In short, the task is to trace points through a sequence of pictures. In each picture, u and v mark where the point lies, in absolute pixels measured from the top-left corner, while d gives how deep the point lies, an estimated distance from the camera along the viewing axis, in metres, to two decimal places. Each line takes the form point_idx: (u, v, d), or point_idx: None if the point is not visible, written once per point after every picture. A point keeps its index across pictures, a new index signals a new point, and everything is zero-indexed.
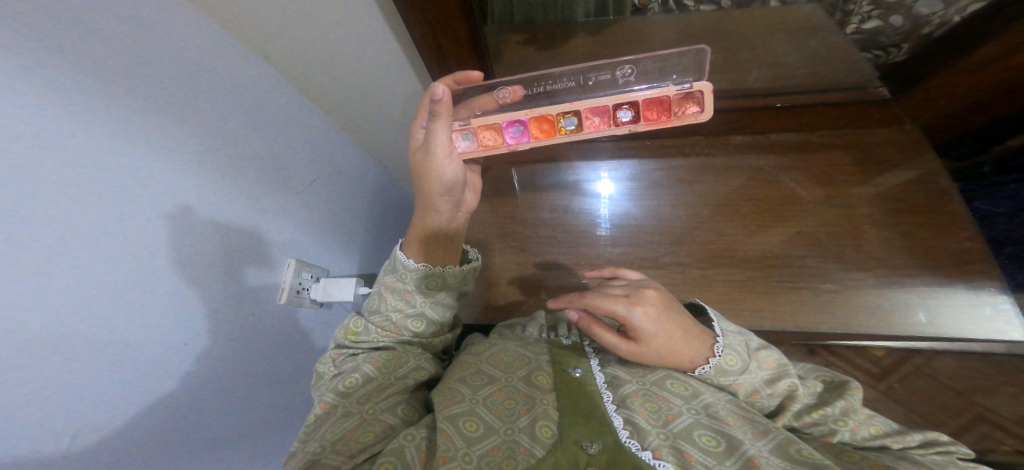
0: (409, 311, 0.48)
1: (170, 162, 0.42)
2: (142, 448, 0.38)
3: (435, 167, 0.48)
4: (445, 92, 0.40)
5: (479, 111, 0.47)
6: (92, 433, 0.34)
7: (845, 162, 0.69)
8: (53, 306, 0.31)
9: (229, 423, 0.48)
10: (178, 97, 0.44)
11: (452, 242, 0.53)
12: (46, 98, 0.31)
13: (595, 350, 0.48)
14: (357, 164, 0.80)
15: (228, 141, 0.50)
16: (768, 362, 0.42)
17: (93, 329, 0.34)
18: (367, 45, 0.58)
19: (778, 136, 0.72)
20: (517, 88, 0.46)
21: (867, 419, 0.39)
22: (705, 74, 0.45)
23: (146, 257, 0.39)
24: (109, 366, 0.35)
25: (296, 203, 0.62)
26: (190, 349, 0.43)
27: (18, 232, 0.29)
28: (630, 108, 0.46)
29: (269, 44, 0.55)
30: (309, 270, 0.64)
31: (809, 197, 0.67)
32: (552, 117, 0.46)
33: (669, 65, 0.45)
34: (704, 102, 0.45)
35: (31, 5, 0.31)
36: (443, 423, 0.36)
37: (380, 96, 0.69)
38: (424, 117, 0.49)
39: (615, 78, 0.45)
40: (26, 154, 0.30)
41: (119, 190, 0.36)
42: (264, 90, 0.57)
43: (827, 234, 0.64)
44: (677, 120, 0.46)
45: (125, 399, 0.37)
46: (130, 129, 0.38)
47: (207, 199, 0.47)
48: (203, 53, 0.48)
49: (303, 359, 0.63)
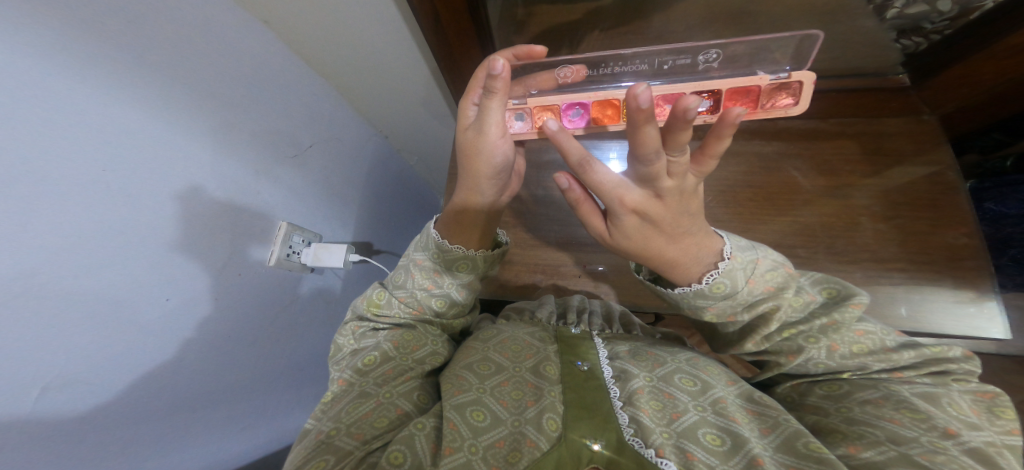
0: (435, 291, 0.48)
1: (172, 134, 0.40)
2: (135, 422, 0.39)
3: (486, 151, 0.41)
4: (505, 66, 0.33)
5: (535, 90, 0.44)
6: (81, 408, 0.34)
7: (850, 151, 0.66)
8: (19, 293, 0.29)
9: (222, 395, 0.48)
10: (180, 63, 0.41)
11: (491, 226, 0.48)
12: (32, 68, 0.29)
13: (603, 340, 0.49)
14: (357, 133, 0.76)
15: (221, 114, 0.46)
16: (764, 286, 0.37)
17: (87, 308, 0.34)
18: (372, 15, 0.53)
19: (787, 122, 0.69)
20: (581, 68, 0.42)
21: (856, 336, 0.37)
22: (807, 62, 0.39)
23: (125, 234, 0.36)
24: (103, 342, 0.35)
25: (295, 176, 0.60)
26: (190, 328, 0.43)
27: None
28: (708, 97, 0.41)
29: (271, 9, 0.50)
30: (300, 234, 0.60)
31: (809, 187, 0.65)
32: (618, 103, 0.42)
33: (763, 50, 0.39)
34: (800, 94, 0.40)
35: None
36: (450, 412, 0.36)
37: (379, 67, 0.64)
38: (475, 93, 0.43)
39: (696, 63, 0.41)
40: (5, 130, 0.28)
41: (86, 156, 0.33)
42: (263, 58, 0.53)
43: (822, 226, 0.62)
44: (763, 112, 0.42)
45: (119, 374, 0.37)
46: (124, 95, 0.36)
47: (214, 176, 0.45)
48: (202, 13, 0.44)
49: (302, 330, 0.63)
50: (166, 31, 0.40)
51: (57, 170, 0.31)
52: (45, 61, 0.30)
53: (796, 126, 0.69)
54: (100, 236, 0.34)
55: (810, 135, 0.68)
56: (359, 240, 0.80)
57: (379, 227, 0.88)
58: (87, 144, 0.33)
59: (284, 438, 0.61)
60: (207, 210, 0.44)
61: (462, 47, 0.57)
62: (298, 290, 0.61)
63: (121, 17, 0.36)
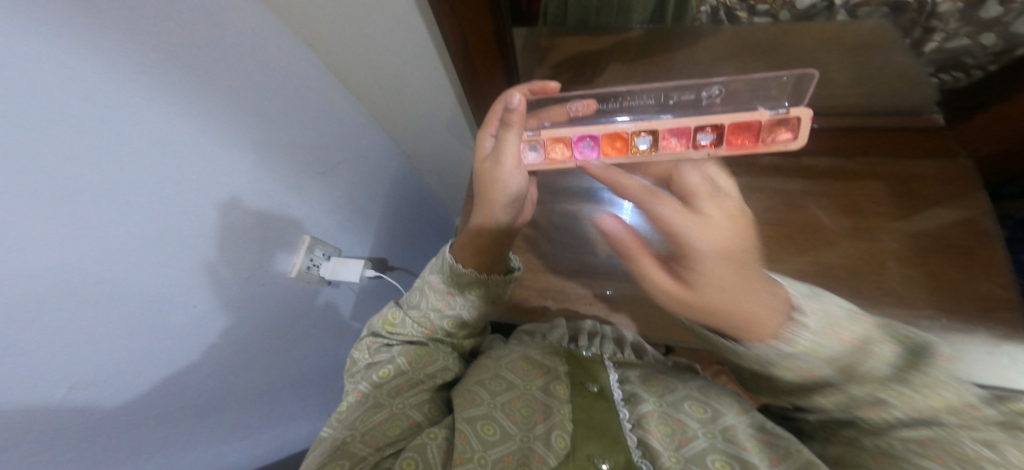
0: (447, 312, 0.50)
1: (215, 142, 0.44)
2: (150, 410, 0.41)
3: (502, 179, 0.46)
4: (520, 100, 0.40)
5: (548, 122, 0.46)
6: (114, 387, 0.37)
7: (878, 192, 0.63)
8: (78, 284, 0.33)
9: (230, 397, 0.51)
10: (231, 82, 0.45)
11: (500, 251, 0.51)
12: (116, 83, 0.33)
13: (614, 365, 0.48)
14: (381, 151, 0.80)
15: (263, 131, 0.51)
16: (840, 337, 0.31)
17: (130, 298, 0.37)
18: (405, 40, 0.56)
19: (811, 160, 0.67)
20: (591, 102, 0.45)
21: (956, 395, 0.30)
22: (803, 99, 0.42)
23: (169, 236, 0.40)
24: (140, 330, 0.38)
25: (320, 192, 0.64)
26: (218, 323, 0.47)
27: (74, 204, 0.31)
28: (711, 131, 0.43)
29: (316, 32, 0.55)
30: (321, 248, 0.64)
31: (831, 226, 0.63)
32: (626, 135, 0.44)
33: (762, 88, 0.42)
34: (798, 130, 0.42)
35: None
36: (462, 424, 0.38)
37: (409, 90, 0.68)
38: (493, 125, 0.49)
39: (700, 99, 0.43)
40: (90, 140, 0.32)
41: (152, 165, 0.37)
42: (302, 76, 0.57)
43: (846, 266, 0.60)
44: (764, 146, 0.44)
45: (153, 359, 0.40)
46: (187, 109, 0.40)
47: (246, 187, 0.49)
48: (255, 38, 0.48)
49: (310, 339, 0.65)
50: (229, 55, 0.44)
51: (130, 178, 0.35)
52: (126, 80, 0.34)
53: (822, 164, 0.67)
54: (149, 239, 0.38)
55: (835, 173, 0.66)
56: (375, 255, 0.83)
57: (394, 242, 0.91)
58: (154, 156, 0.37)
59: (286, 445, 0.63)
60: (238, 219, 0.48)
61: (486, 72, 0.59)
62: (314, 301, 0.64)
63: (197, 41, 0.40)
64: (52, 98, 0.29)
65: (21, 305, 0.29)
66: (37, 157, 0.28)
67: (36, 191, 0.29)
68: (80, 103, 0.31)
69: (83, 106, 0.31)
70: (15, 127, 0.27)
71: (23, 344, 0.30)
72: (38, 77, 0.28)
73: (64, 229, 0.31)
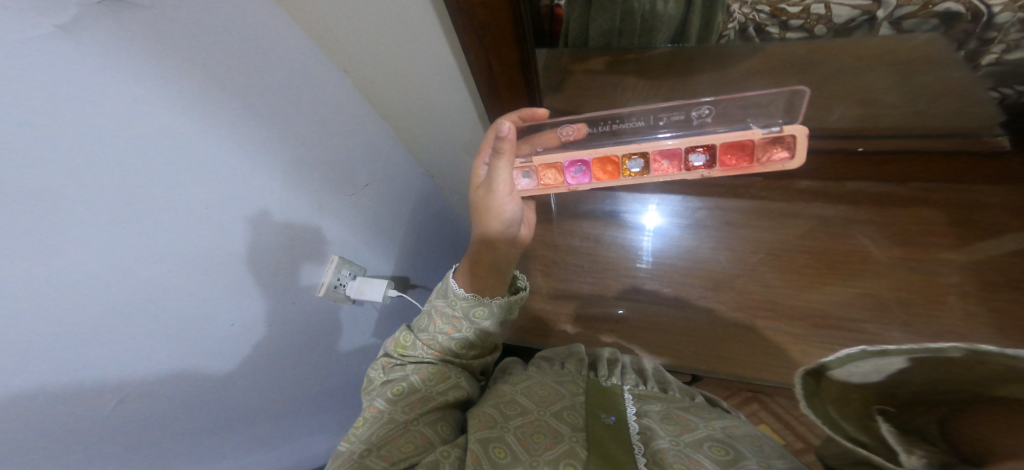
0: (454, 335, 0.51)
1: (256, 165, 0.48)
2: (180, 411, 0.43)
3: (495, 204, 0.50)
4: (510, 129, 0.41)
5: (541, 148, 0.49)
6: (158, 386, 0.40)
7: (935, 220, 0.58)
8: (128, 292, 0.36)
9: (251, 407, 0.53)
10: (272, 107, 0.49)
11: (502, 272, 0.54)
12: (175, 106, 0.37)
13: (634, 398, 0.47)
14: (407, 171, 0.83)
15: (299, 157, 0.54)
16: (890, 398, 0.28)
17: (171, 307, 0.40)
18: (432, 66, 0.59)
19: (855, 185, 0.64)
20: (581, 127, 0.48)
21: None
22: (798, 117, 0.43)
23: (210, 249, 0.43)
24: (180, 336, 0.41)
25: (348, 212, 0.67)
26: (251, 333, 0.51)
27: (133, 218, 0.35)
28: (703, 152, 0.44)
29: (350, 60, 0.58)
30: (348, 268, 0.68)
31: (880, 256, 0.58)
32: (617, 159, 0.46)
33: (753, 106, 0.43)
34: (794, 148, 0.42)
35: (178, 31, 0.37)
36: (475, 445, 0.39)
37: (434, 113, 0.70)
38: (486, 153, 0.52)
39: (690, 119, 0.46)
40: (145, 158, 0.35)
41: (195, 186, 0.40)
42: (335, 101, 0.60)
43: (897, 300, 0.55)
44: (761, 166, 0.44)
45: (193, 362, 0.43)
46: (232, 131, 0.44)
47: (278, 205, 0.52)
48: (296, 70, 0.52)
49: (332, 354, 0.68)
50: (268, 83, 0.48)
51: (176, 200, 0.38)
52: (182, 104, 0.38)
53: (867, 189, 0.63)
54: (191, 255, 0.41)
55: (883, 199, 0.62)
56: (398, 273, 0.86)
57: (417, 260, 0.94)
58: (199, 177, 0.40)
59: (301, 459, 0.66)
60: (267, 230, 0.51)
61: (508, 95, 0.61)
62: (336, 316, 0.67)
63: (241, 74, 0.44)
64: (118, 117, 0.32)
65: (74, 307, 0.32)
66: (102, 175, 0.32)
67: (99, 204, 0.32)
68: (139, 127, 0.34)
69: (143, 129, 0.34)
70: (90, 144, 0.31)
71: (80, 343, 0.33)
72: (106, 104, 0.32)
73: (125, 239, 0.35)
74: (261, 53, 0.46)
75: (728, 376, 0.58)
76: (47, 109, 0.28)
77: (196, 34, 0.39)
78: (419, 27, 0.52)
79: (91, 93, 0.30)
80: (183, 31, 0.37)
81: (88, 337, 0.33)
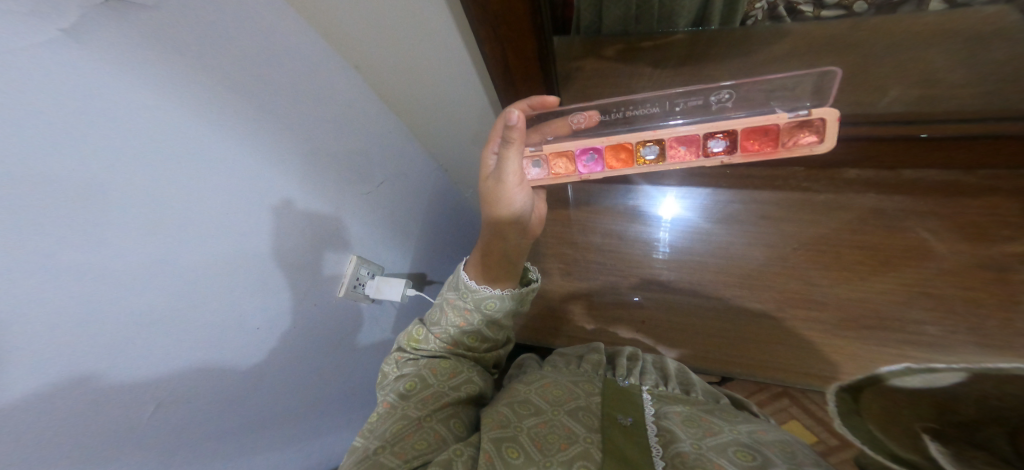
0: (467, 328, 0.51)
1: (271, 164, 0.48)
2: (212, 407, 0.45)
3: (506, 195, 0.48)
4: (520, 118, 0.39)
5: (552, 136, 0.47)
6: (191, 383, 0.42)
7: (1012, 209, 0.53)
8: (157, 291, 0.37)
9: (279, 404, 0.55)
10: (282, 103, 0.48)
11: (515, 264, 0.53)
12: (193, 109, 0.37)
13: (652, 399, 0.45)
14: (421, 167, 0.82)
15: (314, 152, 0.55)
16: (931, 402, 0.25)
17: (198, 306, 0.41)
18: (443, 57, 0.57)
19: (914, 173, 0.58)
20: (593, 113, 0.45)
21: None
22: (829, 99, 0.40)
23: (233, 249, 0.44)
24: (210, 334, 0.43)
25: (365, 209, 0.67)
26: (275, 328, 0.52)
27: (158, 220, 0.36)
28: (723, 137, 0.42)
29: (361, 54, 0.58)
30: (366, 267, 0.68)
31: (943, 252, 0.55)
32: (631, 146, 0.44)
33: (778, 89, 0.40)
34: (825, 132, 0.39)
35: (191, 33, 0.37)
36: (487, 444, 0.38)
37: (448, 106, 0.69)
38: (495, 143, 0.51)
39: (709, 104, 0.43)
40: (169, 159, 0.36)
41: (215, 186, 0.41)
42: (347, 98, 0.60)
43: (964, 300, 0.52)
44: (785, 151, 0.41)
45: (219, 361, 0.44)
46: (248, 132, 0.44)
47: (297, 202, 0.52)
48: (306, 65, 0.52)
49: (356, 350, 0.69)
50: (279, 83, 0.48)
51: (197, 201, 0.39)
52: (201, 107, 0.38)
53: (929, 177, 0.58)
54: (216, 254, 0.42)
55: (945, 189, 0.57)
56: (415, 271, 0.86)
57: (434, 257, 0.94)
58: (217, 178, 0.41)
59: (329, 454, 0.67)
60: (288, 224, 0.51)
61: (524, 83, 0.59)
62: (356, 313, 0.68)
63: (251, 75, 0.44)
64: (142, 120, 0.33)
65: (108, 306, 0.33)
66: (130, 178, 0.33)
67: (129, 206, 0.33)
68: (162, 130, 0.35)
69: (165, 133, 0.35)
70: (119, 149, 0.32)
71: (116, 341, 0.34)
72: (127, 109, 0.32)
73: (153, 241, 0.35)
74: (269, 49, 0.46)
75: (768, 380, 0.59)
76: (62, 115, 0.28)
77: (206, 33, 0.38)
78: (428, 15, 0.50)
79: (109, 98, 0.31)
80: (194, 34, 0.37)
81: (122, 335, 0.34)
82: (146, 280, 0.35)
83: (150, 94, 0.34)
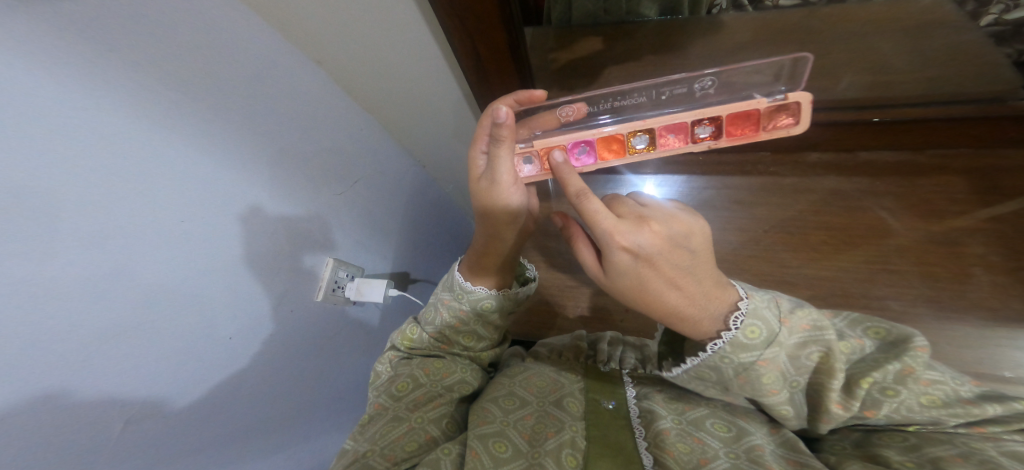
0: (462, 328, 0.51)
1: (236, 167, 0.46)
2: (194, 425, 0.43)
3: (501, 196, 0.46)
4: (508, 114, 0.38)
5: (539, 131, 0.47)
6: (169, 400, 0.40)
7: (959, 187, 0.59)
8: (125, 306, 0.35)
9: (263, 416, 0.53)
10: (244, 101, 0.46)
11: (512, 264, 0.53)
12: (147, 112, 0.36)
13: (633, 381, 0.47)
14: (397, 164, 0.81)
15: (283, 150, 0.53)
16: (799, 325, 0.34)
17: (171, 318, 0.39)
18: (414, 51, 0.57)
19: (872, 155, 0.62)
20: (581, 106, 0.46)
21: (924, 388, 0.32)
22: (801, 83, 0.42)
23: (206, 259, 0.42)
24: (186, 347, 0.41)
25: (342, 208, 0.66)
26: (255, 336, 0.50)
27: (117, 231, 0.34)
28: (709, 124, 0.43)
29: (327, 51, 0.56)
30: (345, 269, 0.66)
31: (903, 229, 0.58)
32: (622, 137, 0.44)
33: (756, 74, 0.42)
34: (800, 115, 0.41)
35: (135, 30, 0.35)
36: (474, 441, 0.37)
37: (424, 102, 0.68)
38: (483, 140, 0.48)
39: (693, 91, 0.44)
40: (127, 166, 0.34)
41: (181, 194, 0.39)
42: (314, 95, 0.58)
43: (923, 273, 0.56)
44: (766, 134, 0.43)
45: (195, 378, 0.42)
46: (210, 136, 0.42)
47: (266, 204, 0.51)
48: (268, 61, 0.50)
49: (338, 354, 0.68)
50: (242, 80, 0.46)
51: (160, 211, 0.37)
52: (155, 110, 0.36)
53: (886, 158, 0.62)
54: (188, 265, 0.40)
55: (900, 170, 0.61)
56: (396, 271, 0.85)
57: (416, 256, 0.93)
58: (181, 186, 0.39)
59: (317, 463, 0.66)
60: (261, 228, 0.50)
61: (498, 73, 0.58)
62: (336, 315, 0.66)
63: (207, 74, 0.42)
64: (91, 127, 0.31)
65: (69, 326, 0.31)
66: (78, 190, 0.31)
67: (82, 219, 0.31)
68: (115, 137, 0.33)
69: (118, 139, 0.33)
70: (63, 160, 0.30)
71: (80, 363, 0.32)
72: (74, 118, 0.30)
73: (115, 254, 0.34)
74: (228, 46, 0.44)
75: None
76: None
77: (154, 31, 0.36)
78: (397, 10, 0.50)
79: (45, 107, 0.29)
80: (137, 32, 0.35)
81: (90, 354, 0.33)
82: (111, 299, 0.34)
83: (93, 101, 0.32)
